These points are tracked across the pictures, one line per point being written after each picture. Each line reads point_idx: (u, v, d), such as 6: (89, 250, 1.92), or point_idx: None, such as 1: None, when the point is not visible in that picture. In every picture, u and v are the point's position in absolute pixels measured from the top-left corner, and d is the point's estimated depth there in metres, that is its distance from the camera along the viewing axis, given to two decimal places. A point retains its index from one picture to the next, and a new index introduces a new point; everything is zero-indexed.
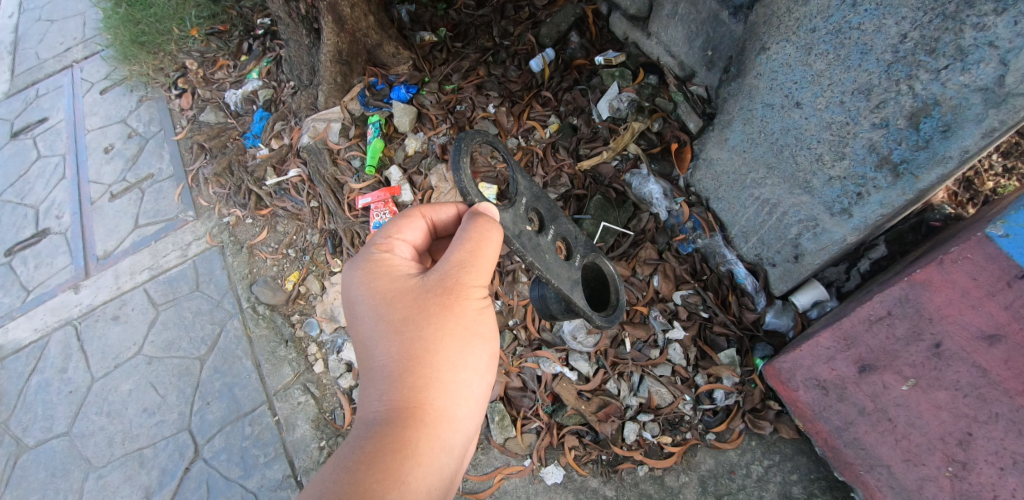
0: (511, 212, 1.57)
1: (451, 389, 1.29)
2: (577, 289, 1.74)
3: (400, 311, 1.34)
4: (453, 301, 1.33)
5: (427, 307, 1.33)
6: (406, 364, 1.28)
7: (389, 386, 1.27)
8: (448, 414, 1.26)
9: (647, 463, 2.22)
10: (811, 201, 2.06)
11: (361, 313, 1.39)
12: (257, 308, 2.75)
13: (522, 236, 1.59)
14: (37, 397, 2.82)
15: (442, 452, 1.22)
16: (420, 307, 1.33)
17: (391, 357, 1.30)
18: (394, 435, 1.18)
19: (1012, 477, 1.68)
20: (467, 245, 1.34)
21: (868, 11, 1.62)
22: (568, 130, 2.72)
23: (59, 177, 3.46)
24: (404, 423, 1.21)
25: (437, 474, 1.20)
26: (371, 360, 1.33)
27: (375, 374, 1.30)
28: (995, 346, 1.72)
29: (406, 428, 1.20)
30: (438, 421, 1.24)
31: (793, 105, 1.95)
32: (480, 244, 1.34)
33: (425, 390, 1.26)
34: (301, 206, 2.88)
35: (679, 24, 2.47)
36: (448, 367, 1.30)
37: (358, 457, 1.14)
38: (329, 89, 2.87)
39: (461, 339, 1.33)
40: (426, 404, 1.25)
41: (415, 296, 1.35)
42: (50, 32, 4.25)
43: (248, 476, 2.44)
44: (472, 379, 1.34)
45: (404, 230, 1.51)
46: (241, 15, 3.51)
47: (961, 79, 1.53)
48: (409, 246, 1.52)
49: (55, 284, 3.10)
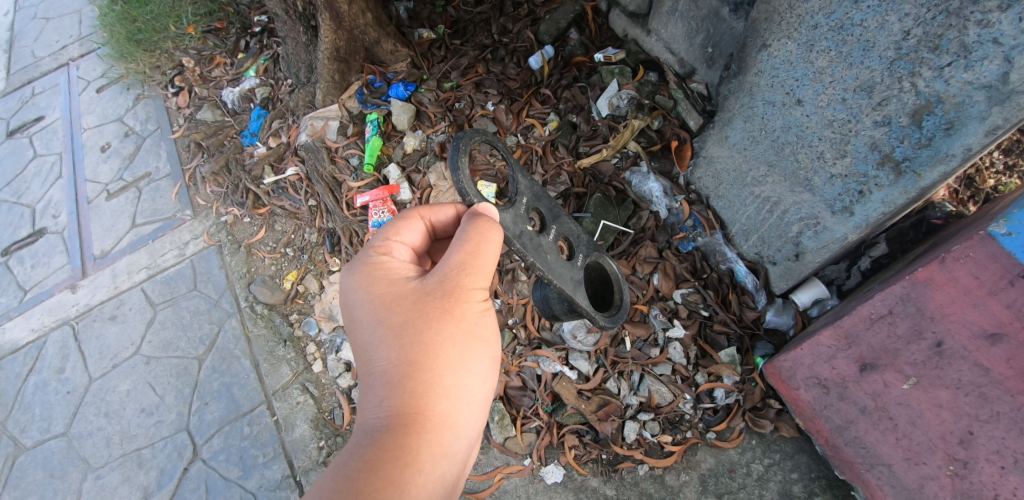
0: (512, 212, 1.56)
1: (452, 394, 1.28)
2: (579, 290, 1.73)
3: (400, 315, 1.32)
4: (453, 305, 1.32)
5: (427, 310, 1.31)
6: (407, 369, 1.27)
7: (389, 391, 1.25)
8: (449, 419, 1.24)
9: (648, 463, 2.22)
10: (812, 199, 2.05)
11: (360, 317, 1.37)
12: (255, 307, 2.74)
13: (522, 236, 1.57)
14: (35, 397, 2.81)
15: (444, 459, 1.21)
16: (420, 311, 1.31)
17: (391, 362, 1.29)
18: (394, 441, 1.17)
19: (1013, 476, 1.67)
20: (467, 247, 1.33)
21: (871, 7, 1.61)
22: (568, 127, 2.70)
23: (56, 176, 3.44)
24: (405, 429, 1.20)
25: (439, 481, 1.18)
26: (370, 365, 1.31)
27: (375, 379, 1.29)
28: (997, 345, 1.70)
29: (407, 434, 1.18)
30: (440, 426, 1.22)
31: (795, 102, 1.94)
32: (480, 246, 1.34)
33: (426, 395, 1.25)
34: (300, 205, 2.86)
35: (679, 21, 2.46)
36: (449, 371, 1.28)
37: (358, 465, 1.12)
38: (326, 87, 2.84)
39: (462, 342, 1.32)
40: (427, 409, 1.23)
41: (415, 299, 1.34)
42: (46, 30, 4.22)
43: (247, 476, 2.43)
44: (474, 383, 1.32)
45: (402, 232, 1.50)
46: (238, 12, 3.49)
47: (964, 76, 1.52)
48: (407, 249, 1.50)
49: (52, 284, 3.09)
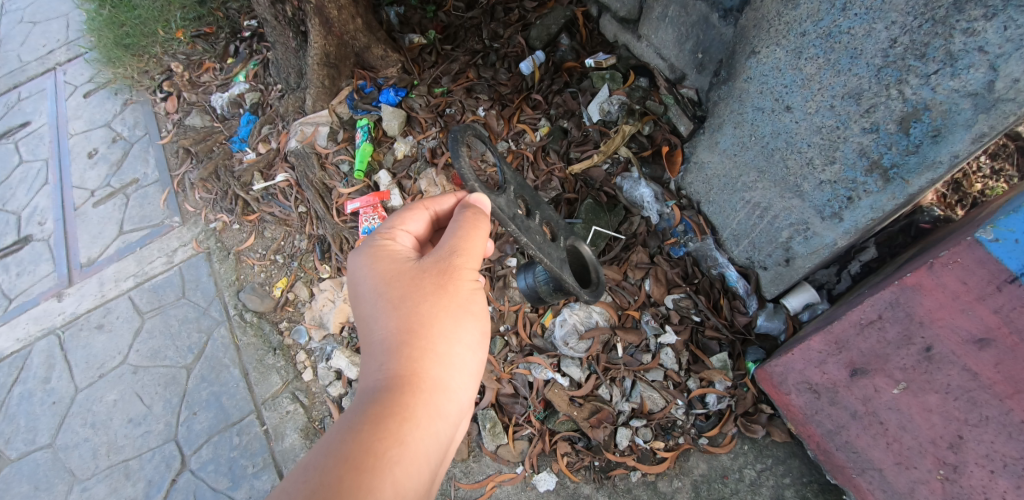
0: (504, 198, 1.62)
1: (449, 362, 1.27)
2: (564, 268, 1.77)
3: (399, 288, 1.32)
4: (450, 280, 1.33)
5: (425, 283, 1.32)
6: (404, 336, 1.26)
7: (387, 356, 1.24)
8: (444, 384, 1.24)
9: (640, 469, 2.20)
10: (802, 205, 2.05)
11: (362, 291, 1.37)
12: (244, 315, 2.72)
13: (515, 219, 1.61)
14: (20, 408, 2.76)
15: (439, 420, 1.19)
16: (418, 284, 1.32)
17: (389, 330, 1.28)
18: (391, 400, 1.16)
19: (1002, 480, 1.68)
20: (457, 234, 1.36)
21: (858, 16, 1.62)
22: (559, 133, 2.69)
23: (42, 183, 3.40)
24: (401, 390, 1.18)
25: (433, 441, 1.16)
26: (369, 335, 1.30)
27: (373, 347, 1.28)
28: (984, 350, 1.71)
29: (404, 396, 1.18)
30: (434, 389, 1.21)
31: (784, 109, 1.94)
32: (469, 233, 1.37)
33: (422, 360, 1.24)
34: (290, 211, 2.83)
35: (669, 27, 2.46)
36: (444, 341, 1.28)
37: (356, 423, 1.11)
38: (317, 92, 2.84)
39: (459, 313, 1.31)
40: (422, 373, 1.22)
41: (415, 274, 1.34)
42: (33, 34, 4.18)
43: (236, 487, 2.40)
44: (468, 355, 1.31)
45: (406, 221, 1.51)
46: (227, 17, 3.47)
47: (951, 84, 1.53)
48: (411, 237, 1.51)
49: (39, 292, 3.05)
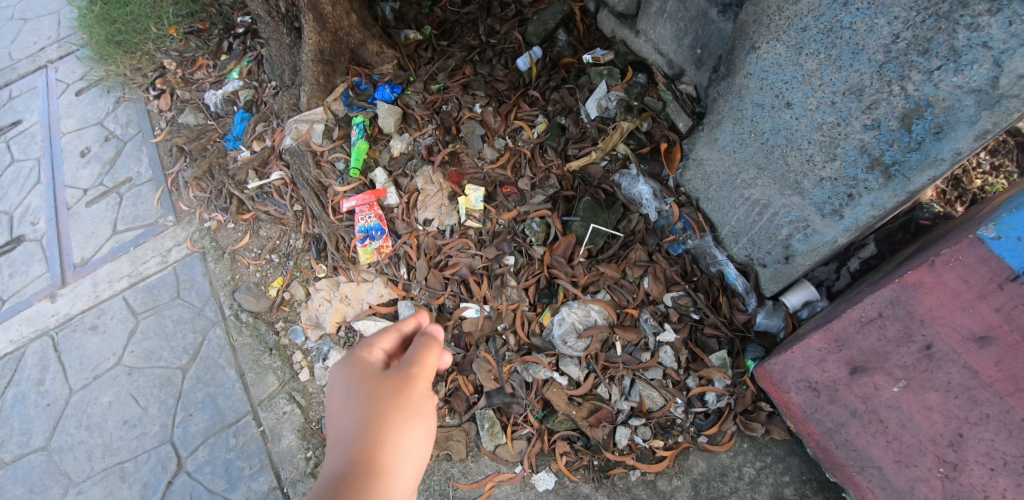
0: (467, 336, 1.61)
1: (404, 454, 1.20)
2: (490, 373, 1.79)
3: (365, 387, 1.27)
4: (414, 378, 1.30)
5: (389, 382, 1.28)
6: (364, 430, 1.19)
7: (345, 448, 1.18)
8: (399, 476, 1.16)
9: (640, 468, 2.19)
10: (802, 202, 2.03)
11: (329, 391, 1.32)
12: (240, 315, 2.70)
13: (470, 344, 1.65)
14: (14, 410, 2.74)
15: None
16: (382, 383, 1.27)
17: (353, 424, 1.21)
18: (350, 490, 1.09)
19: (1003, 478, 1.67)
20: (423, 346, 1.34)
21: (860, 10, 1.60)
22: (556, 130, 2.65)
23: (34, 182, 3.36)
24: (359, 481, 1.11)
25: None
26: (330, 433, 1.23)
27: (334, 444, 1.20)
28: (985, 348, 1.70)
29: (360, 483, 1.11)
30: (390, 480, 1.14)
31: (784, 105, 1.92)
32: (431, 343, 1.35)
33: (380, 450, 1.17)
34: (285, 210, 2.81)
35: (668, 22, 2.45)
36: (402, 434, 1.22)
37: None
38: (311, 90, 2.80)
39: (418, 409, 1.26)
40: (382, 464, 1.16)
41: (380, 374, 1.30)
42: (24, 31, 4.13)
43: (233, 489, 2.39)
44: (420, 453, 1.25)
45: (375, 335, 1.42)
46: (221, 13, 3.44)
47: (954, 80, 1.52)
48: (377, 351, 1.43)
49: (32, 292, 3.02)
